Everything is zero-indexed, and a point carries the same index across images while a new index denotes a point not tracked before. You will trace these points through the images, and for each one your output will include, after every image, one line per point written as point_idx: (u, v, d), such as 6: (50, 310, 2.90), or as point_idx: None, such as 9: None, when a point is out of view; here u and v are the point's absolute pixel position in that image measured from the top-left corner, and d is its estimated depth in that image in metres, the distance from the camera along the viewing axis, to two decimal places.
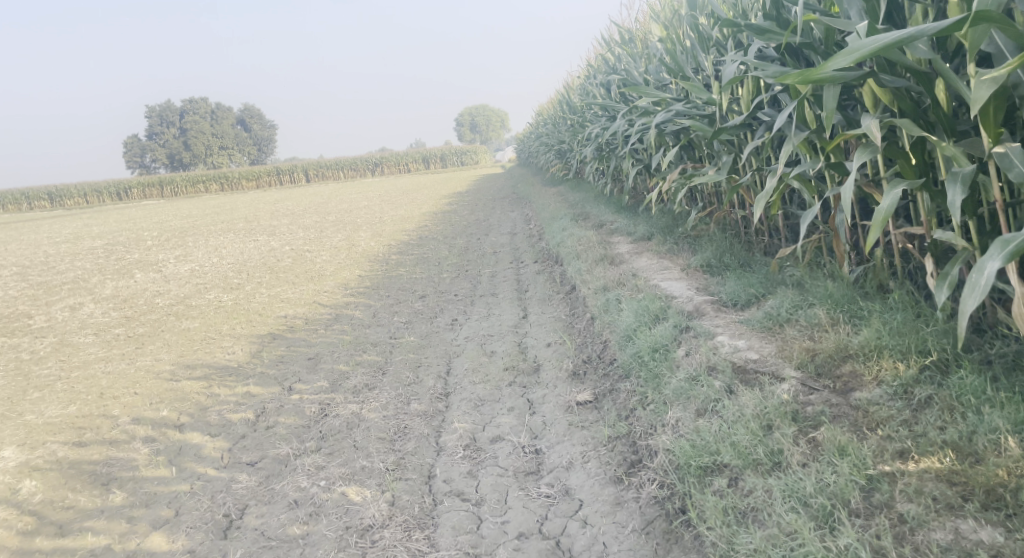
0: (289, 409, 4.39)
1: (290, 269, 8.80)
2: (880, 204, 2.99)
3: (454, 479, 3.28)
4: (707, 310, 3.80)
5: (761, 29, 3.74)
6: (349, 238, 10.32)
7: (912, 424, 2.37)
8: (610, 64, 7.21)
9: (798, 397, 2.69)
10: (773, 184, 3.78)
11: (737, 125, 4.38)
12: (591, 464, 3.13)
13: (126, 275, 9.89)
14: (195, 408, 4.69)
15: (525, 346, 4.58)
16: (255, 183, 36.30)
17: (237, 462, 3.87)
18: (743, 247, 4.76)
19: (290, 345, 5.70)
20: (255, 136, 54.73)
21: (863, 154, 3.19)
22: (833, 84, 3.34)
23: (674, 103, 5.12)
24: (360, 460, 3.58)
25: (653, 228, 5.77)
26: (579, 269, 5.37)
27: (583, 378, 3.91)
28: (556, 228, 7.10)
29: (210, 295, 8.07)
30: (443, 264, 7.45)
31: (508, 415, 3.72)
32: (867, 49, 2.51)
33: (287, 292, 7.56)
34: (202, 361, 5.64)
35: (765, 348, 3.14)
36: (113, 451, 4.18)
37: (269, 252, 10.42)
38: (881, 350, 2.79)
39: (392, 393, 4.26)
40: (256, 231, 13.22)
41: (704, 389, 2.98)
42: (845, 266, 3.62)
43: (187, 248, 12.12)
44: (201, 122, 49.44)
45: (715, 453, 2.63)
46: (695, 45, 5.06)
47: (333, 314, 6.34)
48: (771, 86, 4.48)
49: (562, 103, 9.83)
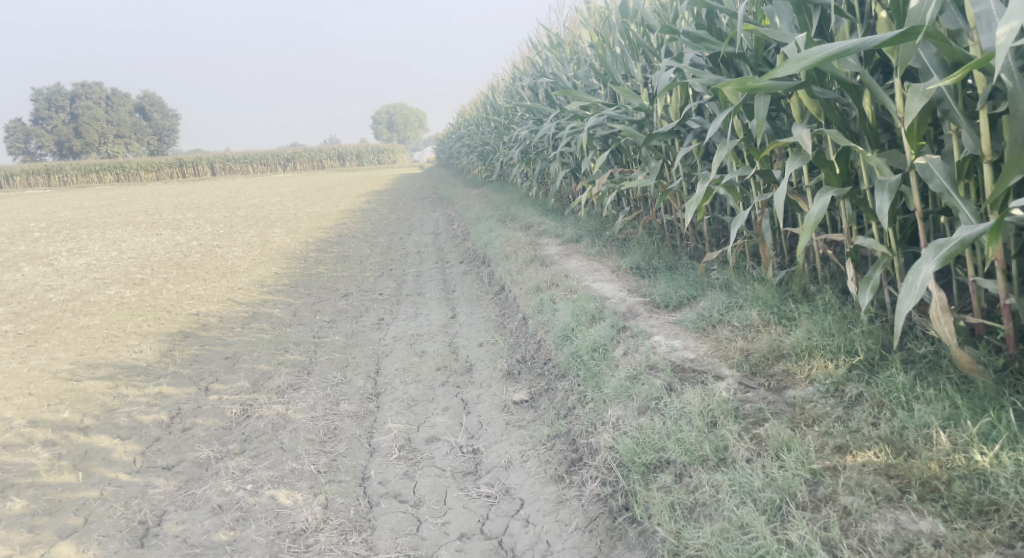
0: (208, 410, 4.19)
1: (199, 265, 8.42)
2: (811, 211, 3.10)
3: (390, 481, 3.21)
4: (640, 310, 3.86)
5: (696, 36, 3.83)
6: (261, 234, 9.97)
7: (846, 421, 2.49)
8: (537, 67, 7.24)
9: (737, 395, 2.77)
10: (703, 189, 3.87)
11: (666, 131, 4.47)
12: (531, 464, 3.12)
13: (13, 269, 9.21)
14: (100, 409, 4.41)
15: (456, 346, 4.53)
16: (154, 175, 34.59)
17: (151, 467, 3.65)
18: (670, 251, 4.87)
19: (204, 343, 5.45)
20: (154, 127, 52.26)
21: (794, 161, 3.31)
22: (765, 93, 3.46)
23: (604, 108, 5.17)
24: (289, 462, 3.45)
25: (580, 231, 5.82)
26: (508, 270, 5.37)
27: (518, 377, 3.91)
28: (482, 229, 7.07)
29: (111, 291, 7.61)
30: (365, 263, 7.30)
31: (443, 415, 3.67)
32: (814, 59, 2.59)
33: (197, 288, 7.22)
34: (106, 360, 5.31)
35: (700, 347, 3.22)
36: (8, 456, 3.88)
37: (174, 247, 9.94)
38: (812, 350, 2.91)
39: (320, 393, 4.13)
40: (159, 225, 12.59)
41: (645, 387, 3.02)
42: (770, 270, 3.76)
43: (81, 241, 11.41)
44: (95, 109, 46.77)
45: (660, 450, 2.67)
46: (625, 51, 5.15)
47: (249, 312, 6.10)
48: (700, 94, 4.59)
49: (486, 104, 9.82)
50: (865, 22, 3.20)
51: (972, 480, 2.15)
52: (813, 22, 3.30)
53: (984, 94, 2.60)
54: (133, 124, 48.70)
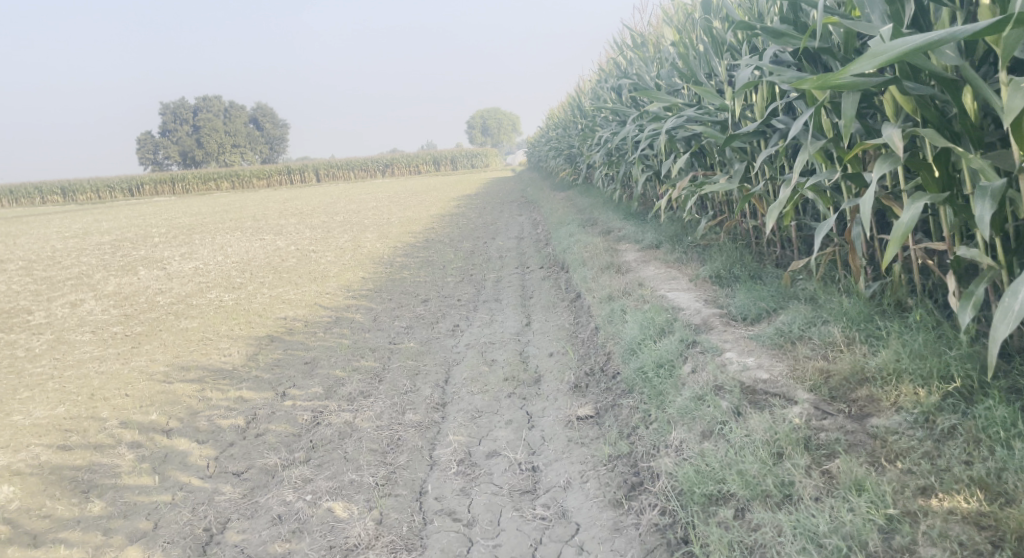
0: (281, 416, 4.25)
1: (293, 270, 8.67)
2: (901, 219, 2.82)
3: (445, 497, 3.12)
4: (715, 323, 3.63)
5: (777, 32, 3.57)
6: (354, 239, 10.18)
7: (934, 458, 2.22)
8: (621, 67, 7.02)
9: (811, 422, 2.52)
10: (786, 194, 3.61)
11: (749, 132, 4.21)
12: (589, 485, 2.96)
13: (130, 272, 9.80)
14: (185, 412, 4.55)
15: (526, 356, 4.42)
16: (266, 182, 36.26)
17: (222, 472, 3.72)
18: (755, 258, 4.58)
19: (287, 348, 5.56)
20: (268, 135, 54.87)
21: (884, 164, 3.03)
22: (853, 91, 3.18)
23: (686, 109, 4.94)
24: (349, 473, 3.43)
25: (661, 236, 5.59)
26: (584, 277, 5.21)
27: (585, 391, 3.75)
28: (564, 233, 6.93)
29: (212, 295, 7.94)
30: (448, 267, 7.29)
31: (506, 429, 3.55)
32: (894, 53, 2.33)
33: (289, 293, 7.42)
34: (197, 363, 5.50)
35: (775, 367, 2.97)
36: (97, 456, 4.05)
37: (274, 251, 10.30)
38: (900, 373, 2.62)
39: (387, 402, 4.10)
40: (263, 230, 13.10)
41: (710, 410, 2.81)
42: (861, 282, 3.45)
43: (193, 246, 12.01)
44: (215, 120, 49.56)
45: (720, 481, 2.46)
46: (708, 49, 4.89)
47: (333, 316, 6.19)
48: (787, 92, 4.29)
49: (573, 106, 9.66)
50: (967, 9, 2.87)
51: None
52: (906, 12, 3.00)
53: None
54: (249, 133, 51.27)
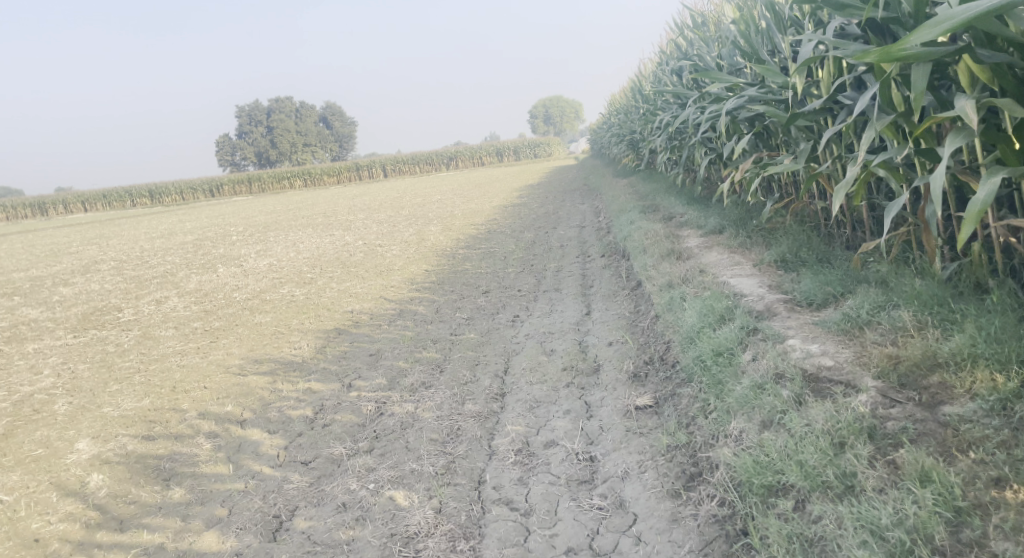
0: (347, 407, 4.34)
1: (361, 264, 8.84)
2: (976, 195, 2.68)
3: (504, 486, 3.13)
4: (779, 309, 3.52)
5: (841, 4, 3.42)
6: (419, 232, 10.31)
7: (1011, 447, 2.10)
8: (681, 50, 6.86)
9: (877, 411, 2.42)
10: (854, 173, 3.47)
11: (814, 110, 4.06)
12: (647, 476, 2.92)
13: (208, 270, 10.18)
14: (258, 403, 4.70)
15: (585, 345, 4.38)
16: (337, 178, 37.08)
17: (292, 461, 3.83)
18: (823, 241, 4.42)
19: (353, 340, 5.67)
20: (338, 133, 56.07)
21: (955, 139, 2.89)
22: (922, 62, 3.03)
23: (748, 88, 4.79)
24: (410, 462, 3.47)
25: (724, 221, 5.45)
26: (645, 264, 5.13)
27: (644, 380, 3.70)
28: (625, 221, 6.84)
29: (284, 290, 8.17)
30: (510, 258, 7.30)
31: (564, 418, 3.54)
32: (961, 18, 2.22)
33: (356, 286, 7.57)
34: (270, 356, 5.67)
35: (840, 354, 2.86)
36: (177, 446, 4.23)
37: (343, 246, 10.52)
38: (975, 359, 2.49)
39: (448, 392, 4.14)
40: (333, 226, 13.39)
41: (770, 398, 2.72)
42: (935, 263, 3.28)
43: (267, 243, 12.36)
44: (288, 121, 50.92)
45: (780, 472, 2.39)
46: (771, 26, 4.73)
47: (397, 309, 6.29)
48: (855, 67, 4.11)
49: (634, 91, 9.51)
50: None
51: None
52: None
53: None
54: (320, 132, 52.52)
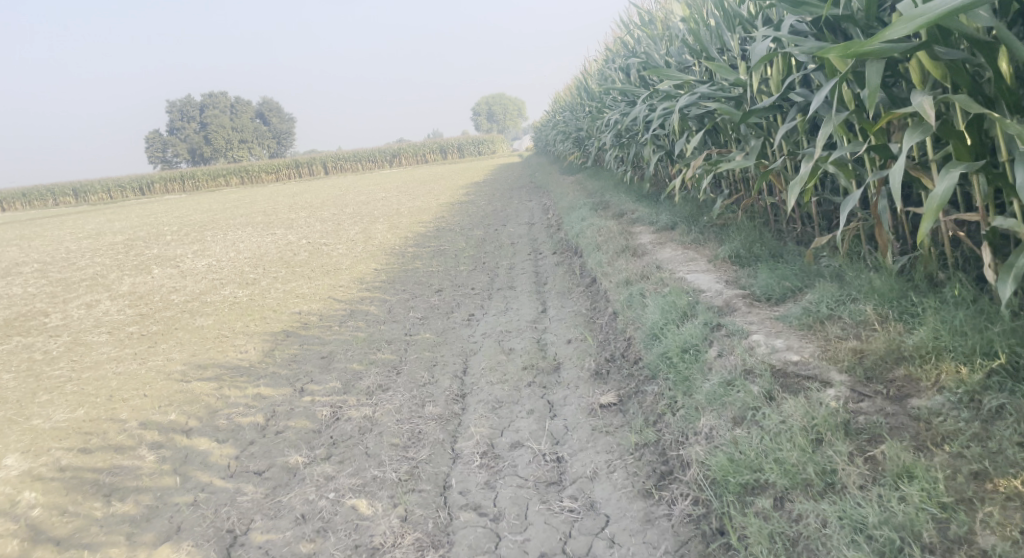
0: (300, 412, 4.19)
1: (306, 263, 8.61)
2: (935, 190, 2.70)
3: (471, 491, 3.05)
4: (739, 304, 3.52)
5: (796, 1, 3.42)
6: (365, 230, 10.11)
7: (984, 440, 2.12)
8: (628, 47, 6.87)
9: (848, 405, 2.43)
10: (809, 169, 3.48)
11: (766, 107, 4.06)
12: (617, 475, 2.88)
13: (143, 271, 9.77)
14: (204, 411, 4.50)
15: (544, 343, 4.33)
16: (275, 176, 36.25)
17: (244, 471, 3.67)
18: (774, 236, 4.46)
19: (303, 343, 5.50)
20: (275, 130, 54.88)
21: (914, 134, 2.92)
22: (878, 58, 3.05)
23: (698, 85, 4.78)
24: (371, 469, 3.36)
25: (676, 216, 5.48)
26: (600, 261, 5.11)
27: (607, 378, 3.67)
28: (576, 217, 6.82)
29: (225, 291, 7.89)
30: (461, 256, 7.21)
31: (528, 419, 3.48)
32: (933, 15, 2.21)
33: (302, 287, 7.36)
34: (213, 361, 5.45)
35: (806, 348, 2.86)
36: (117, 458, 4.01)
37: (286, 246, 10.24)
38: (939, 351, 2.52)
39: (406, 394, 4.03)
40: (274, 224, 13.06)
41: (740, 395, 2.71)
42: (889, 256, 3.31)
43: (205, 243, 11.97)
44: (222, 116, 49.56)
45: (757, 469, 2.38)
46: (721, 23, 4.74)
47: (347, 309, 6.13)
48: (805, 65, 4.14)
49: (580, 89, 9.52)
50: None
51: None
52: None
53: None
54: (256, 128, 51.28)
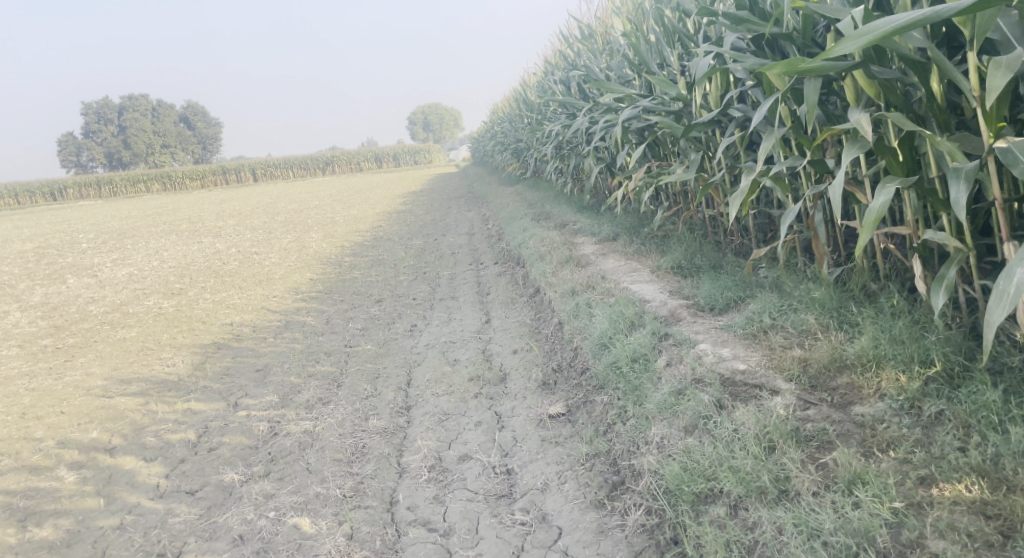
0: (235, 428, 4.03)
1: (236, 273, 8.34)
2: (873, 204, 2.76)
3: (419, 506, 2.99)
4: (684, 314, 3.57)
5: (738, 18, 3.48)
6: (298, 239, 9.88)
7: (927, 445, 2.19)
8: (568, 59, 6.92)
9: (796, 413, 2.48)
10: (749, 183, 3.54)
11: (707, 122, 4.13)
12: (568, 486, 2.86)
13: (57, 281, 9.28)
14: (129, 428, 4.28)
15: (489, 354, 4.29)
16: (199, 183, 35.15)
17: (175, 491, 3.50)
18: (714, 248, 4.54)
19: (235, 355, 5.31)
20: (199, 135, 53.28)
21: (851, 150, 3.00)
22: (816, 76, 3.14)
23: (639, 99, 4.84)
24: (314, 486, 3.26)
25: (617, 228, 5.54)
26: (543, 271, 5.11)
27: (554, 388, 3.66)
28: (517, 228, 6.83)
29: (149, 302, 7.56)
30: (400, 266, 7.11)
31: (476, 431, 3.44)
32: (880, 32, 2.25)
33: (233, 297, 7.12)
34: (138, 375, 5.19)
35: (752, 357, 2.91)
36: (34, 480, 3.77)
37: (214, 255, 9.91)
38: (880, 360, 2.60)
39: (348, 408, 3.93)
40: (200, 232, 12.63)
41: (691, 404, 2.73)
42: (825, 268, 3.40)
43: (126, 251, 11.47)
44: (142, 120, 47.81)
45: (711, 478, 2.41)
46: (661, 39, 4.81)
47: (282, 320, 5.96)
48: (743, 81, 4.23)
49: (519, 100, 9.56)
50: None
51: None
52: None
53: None
54: (179, 133, 49.66)
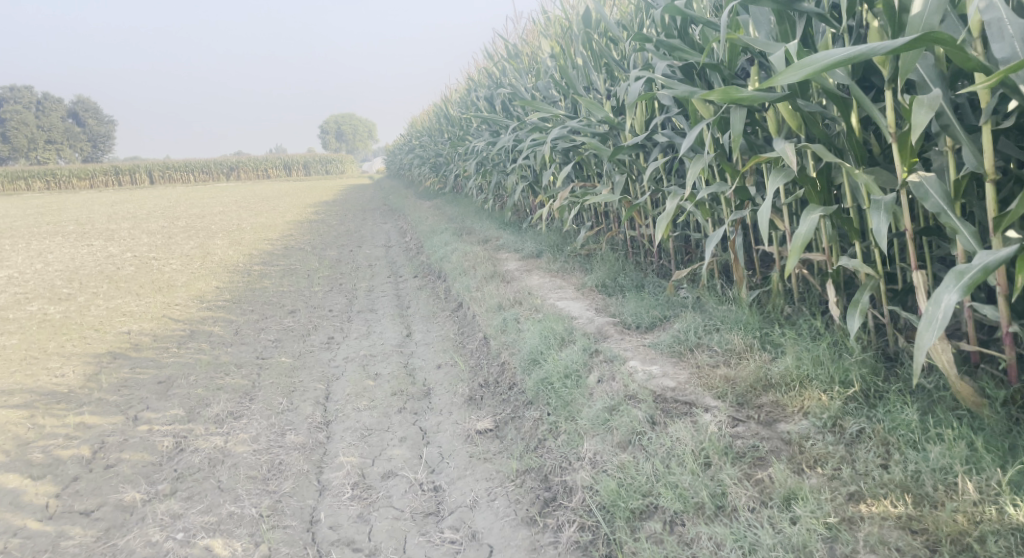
0: (136, 443, 3.77)
1: (132, 279, 7.88)
2: (798, 230, 2.82)
3: (342, 525, 2.88)
4: (611, 332, 3.60)
5: (670, 46, 3.51)
6: (202, 246, 9.45)
7: (851, 462, 2.29)
8: (492, 77, 6.94)
9: (726, 429, 2.54)
10: (674, 206, 3.58)
11: (633, 145, 4.18)
12: (499, 503, 2.83)
13: None
14: (13, 443, 3.93)
15: (412, 368, 4.22)
16: (87, 183, 33.21)
17: (67, 512, 3.23)
18: (635, 268, 4.63)
19: (134, 366, 4.99)
20: (89, 133, 50.40)
21: (776, 178, 3.05)
22: (742, 105, 3.22)
23: (566, 120, 4.88)
24: (227, 505, 3.09)
25: (540, 246, 5.58)
26: (466, 286, 5.08)
27: (481, 403, 3.62)
28: (436, 242, 6.78)
29: (33, 307, 7.02)
30: (314, 276, 6.91)
31: (401, 447, 3.37)
32: (822, 64, 2.31)
33: (130, 304, 6.72)
34: (23, 386, 4.79)
35: (680, 375, 2.97)
36: None
37: (108, 259, 9.33)
38: (803, 380, 2.68)
39: (264, 423, 3.77)
40: (90, 235, 11.87)
41: (625, 420, 2.76)
42: (745, 290, 3.48)
43: (5, 251, 10.65)
44: (24, 113, 44.78)
45: (647, 495, 2.44)
46: (587, 62, 4.87)
47: (187, 330, 5.66)
48: (667, 107, 4.33)
49: (439, 115, 9.53)
50: (852, 31, 2.97)
51: (1006, 536, 1.95)
52: (797, 31, 3.01)
53: (987, 107, 2.39)
54: (66, 130, 46.85)
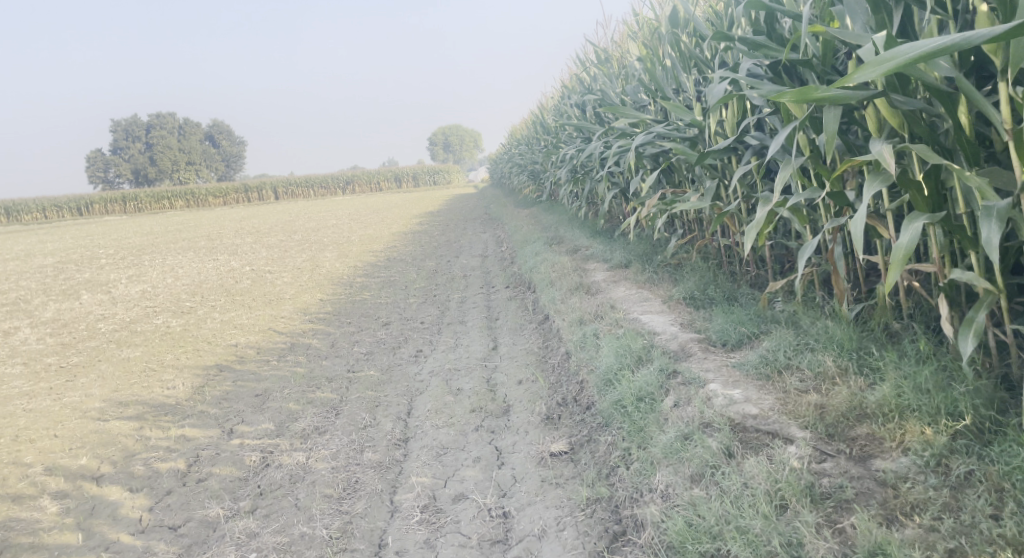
0: (226, 457, 3.87)
1: (247, 292, 8.23)
2: (897, 240, 2.52)
3: (408, 551, 2.81)
4: (694, 349, 3.38)
5: (754, 43, 3.25)
6: (313, 259, 9.79)
7: (956, 510, 2.03)
8: (584, 84, 6.78)
9: (811, 465, 2.29)
10: (764, 213, 3.28)
11: (722, 149, 3.89)
12: (566, 534, 2.67)
13: (71, 297, 9.19)
14: (120, 454, 4.13)
15: (493, 384, 4.13)
16: (222, 200, 35.49)
17: (157, 526, 3.35)
18: (728, 279, 4.33)
19: (237, 379, 5.17)
20: (226, 153, 53.96)
21: (872, 184, 2.74)
22: (835, 104, 2.92)
23: (653, 124, 4.66)
24: (300, 525, 3.09)
25: (630, 255, 5.37)
26: (553, 297, 4.96)
27: (557, 424, 3.47)
28: (529, 251, 6.69)
29: (158, 320, 7.46)
30: (411, 287, 6.98)
31: (473, 467, 3.27)
32: (906, 57, 2.03)
33: (241, 317, 7.00)
34: (137, 398, 5.05)
35: (765, 400, 2.71)
36: (14, 510, 3.61)
37: (229, 273, 9.82)
38: (902, 410, 2.37)
39: (344, 439, 3.78)
40: (217, 250, 12.58)
41: (699, 450, 2.55)
42: (845, 305, 3.14)
43: (142, 267, 11.42)
44: (170, 137, 48.50)
45: (717, 537, 2.23)
46: (676, 64, 4.64)
47: (288, 343, 5.82)
48: (759, 107, 4.03)
49: (535, 123, 9.45)
50: (960, 17, 2.63)
51: None
52: (895, 21, 2.70)
53: None
54: (204, 150, 50.35)
